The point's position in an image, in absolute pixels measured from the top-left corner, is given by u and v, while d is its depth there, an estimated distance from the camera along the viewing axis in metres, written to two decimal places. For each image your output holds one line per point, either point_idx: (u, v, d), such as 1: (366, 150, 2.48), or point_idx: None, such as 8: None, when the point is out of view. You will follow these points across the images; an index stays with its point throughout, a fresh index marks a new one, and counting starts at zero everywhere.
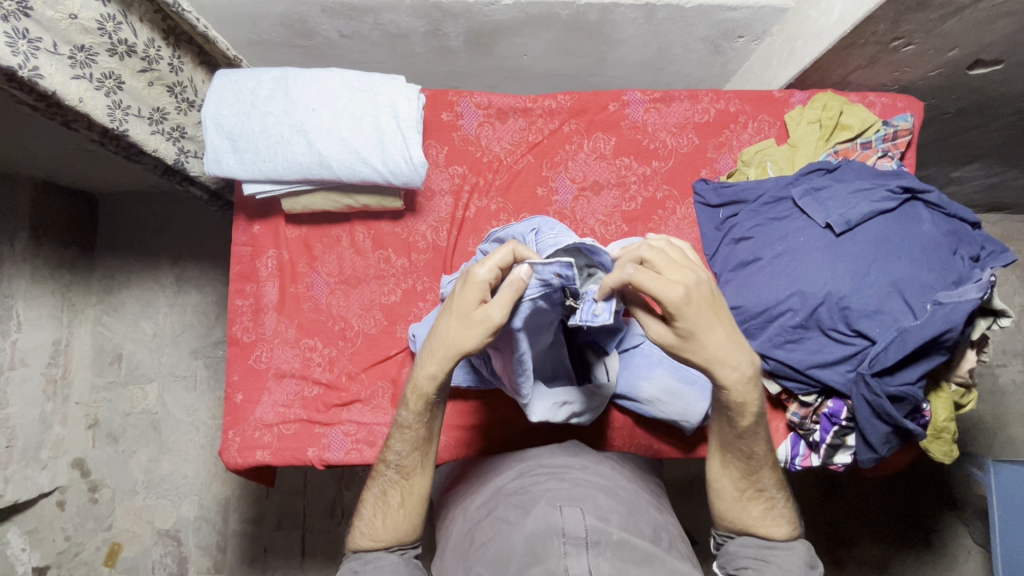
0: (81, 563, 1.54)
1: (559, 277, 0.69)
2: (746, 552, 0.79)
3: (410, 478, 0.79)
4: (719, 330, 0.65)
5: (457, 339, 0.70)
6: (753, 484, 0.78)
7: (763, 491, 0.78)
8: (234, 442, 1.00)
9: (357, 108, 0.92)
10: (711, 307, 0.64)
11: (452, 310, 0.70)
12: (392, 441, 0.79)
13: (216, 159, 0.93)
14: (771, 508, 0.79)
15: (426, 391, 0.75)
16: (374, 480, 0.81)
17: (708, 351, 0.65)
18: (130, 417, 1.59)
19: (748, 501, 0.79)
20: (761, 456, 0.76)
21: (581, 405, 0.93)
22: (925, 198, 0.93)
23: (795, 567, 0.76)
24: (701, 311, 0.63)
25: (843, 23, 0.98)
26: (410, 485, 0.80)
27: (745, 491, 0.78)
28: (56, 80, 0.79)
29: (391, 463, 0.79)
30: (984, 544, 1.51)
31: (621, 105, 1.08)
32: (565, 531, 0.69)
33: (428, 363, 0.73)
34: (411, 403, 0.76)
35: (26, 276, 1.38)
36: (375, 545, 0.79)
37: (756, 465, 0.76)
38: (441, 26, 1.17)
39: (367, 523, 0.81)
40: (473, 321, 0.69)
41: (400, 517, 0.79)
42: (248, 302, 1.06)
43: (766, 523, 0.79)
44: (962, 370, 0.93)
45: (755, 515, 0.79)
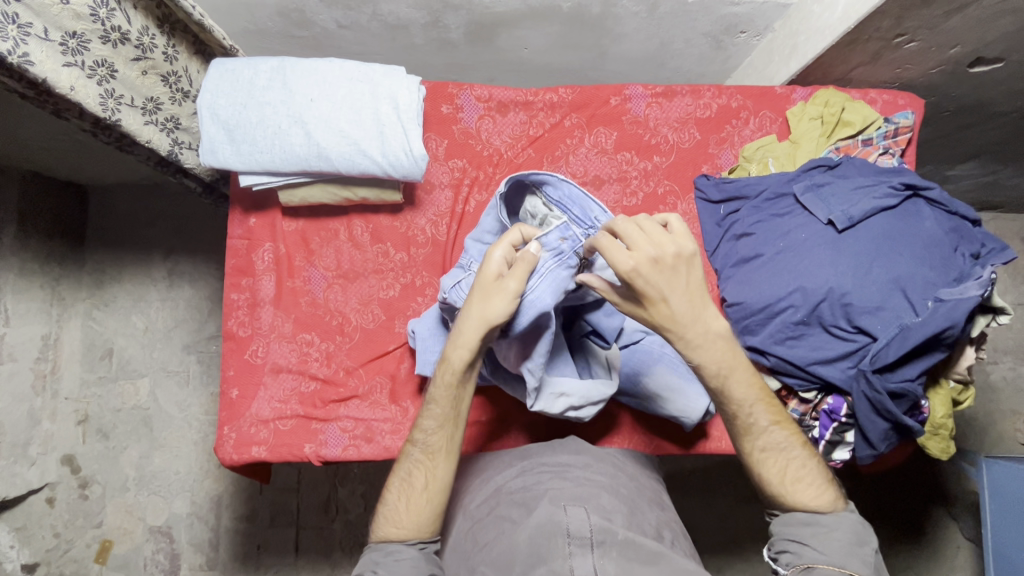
0: (71, 561, 1.52)
1: (564, 241, 0.81)
2: (788, 535, 0.76)
3: (433, 459, 0.78)
4: (672, 298, 0.70)
5: (482, 311, 0.74)
6: (750, 447, 0.78)
7: (770, 453, 0.77)
8: (230, 438, 0.99)
9: (356, 99, 0.91)
10: (662, 278, 0.69)
11: (476, 285, 0.75)
12: (420, 418, 0.79)
13: (212, 150, 0.91)
14: (792, 472, 0.77)
15: (455, 363, 0.77)
16: (401, 461, 0.79)
17: (656, 314, 0.71)
18: (121, 413, 1.57)
19: (762, 468, 0.78)
20: (746, 414, 0.77)
21: (581, 399, 0.89)
22: (926, 195, 0.93)
23: (839, 549, 0.72)
24: (650, 282, 0.69)
25: (847, 19, 0.98)
26: (434, 467, 0.78)
27: (755, 457, 0.78)
28: (47, 67, 0.77)
29: (418, 442, 0.79)
30: (974, 539, 1.53)
31: (623, 100, 1.08)
32: (569, 531, 0.68)
33: (459, 337, 0.76)
34: (441, 376, 0.78)
35: (14, 269, 1.35)
36: (401, 535, 0.75)
37: (754, 424, 0.77)
38: (441, 18, 1.15)
39: (391, 509, 0.77)
40: (495, 293, 0.74)
41: (424, 502, 0.76)
42: (244, 296, 1.04)
43: (795, 490, 0.77)
44: (960, 367, 0.93)
45: (778, 483, 0.77)
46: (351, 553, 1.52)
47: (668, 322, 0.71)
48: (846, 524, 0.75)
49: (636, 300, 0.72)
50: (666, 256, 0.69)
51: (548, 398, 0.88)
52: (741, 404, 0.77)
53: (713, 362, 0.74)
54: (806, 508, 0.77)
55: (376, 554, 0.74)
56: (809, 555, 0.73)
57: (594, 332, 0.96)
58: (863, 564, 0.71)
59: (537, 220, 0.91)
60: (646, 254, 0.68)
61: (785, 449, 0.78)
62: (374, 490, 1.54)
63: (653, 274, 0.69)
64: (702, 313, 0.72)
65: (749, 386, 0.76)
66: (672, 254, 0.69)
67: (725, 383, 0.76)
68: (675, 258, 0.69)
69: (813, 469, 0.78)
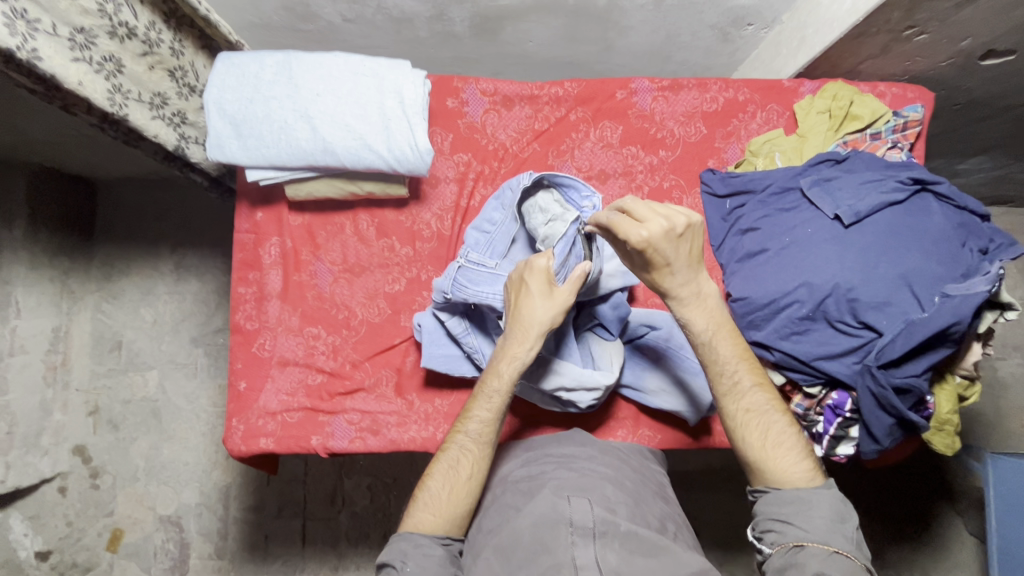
0: (83, 548, 1.54)
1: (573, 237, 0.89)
2: (771, 513, 0.76)
3: (481, 447, 0.79)
4: (683, 266, 0.77)
5: (543, 316, 0.81)
6: (733, 408, 0.80)
7: (756, 415, 0.80)
8: (238, 429, 1.00)
9: (362, 93, 0.91)
10: (672, 248, 0.75)
11: (538, 296, 0.81)
12: (474, 406, 0.81)
13: (219, 144, 0.92)
14: (773, 437, 0.79)
15: (522, 361, 0.81)
16: (448, 446, 0.80)
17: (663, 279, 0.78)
18: (130, 405, 1.59)
19: (744, 428, 0.79)
20: (728, 372, 0.81)
21: (573, 382, 0.90)
22: (935, 189, 0.92)
23: (821, 526, 0.72)
24: (659, 252, 0.74)
25: (856, 12, 0.97)
26: (480, 457, 0.79)
27: (739, 418, 0.80)
28: (55, 62, 0.77)
29: (470, 431, 0.80)
30: (979, 535, 1.52)
31: (629, 93, 1.07)
32: (572, 521, 0.69)
33: (520, 341, 0.81)
34: (504, 372, 0.81)
35: (25, 262, 1.37)
36: (435, 526, 0.75)
37: (734, 378, 0.81)
38: (446, 11, 1.15)
39: (431, 496, 0.77)
40: (556, 299, 0.81)
41: (465, 492, 0.77)
42: (251, 289, 1.05)
43: (776, 455, 0.78)
44: (966, 363, 0.93)
45: (760, 446, 0.79)
46: (356, 544, 1.54)
47: (666, 283, 0.78)
48: (826, 501, 0.74)
49: (641, 266, 0.77)
50: (677, 227, 0.74)
51: (541, 369, 0.90)
52: (724, 362, 0.81)
53: (699, 319, 0.80)
54: (790, 477, 0.77)
55: (405, 544, 0.73)
56: (793, 534, 0.73)
57: (599, 324, 0.96)
58: (846, 541, 0.71)
59: (547, 215, 0.93)
60: (659, 224, 0.73)
61: (767, 412, 0.80)
62: (380, 482, 1.56)
63: (661, 245, 0.74)
64: (694, 276, 0.78)
65: (732, 345, 0.81)
66: (682, 224, 0.74)
67: (712, 341, 0.81)
68: (684, 227, 0.75)
69: (796, 439, 0.79)
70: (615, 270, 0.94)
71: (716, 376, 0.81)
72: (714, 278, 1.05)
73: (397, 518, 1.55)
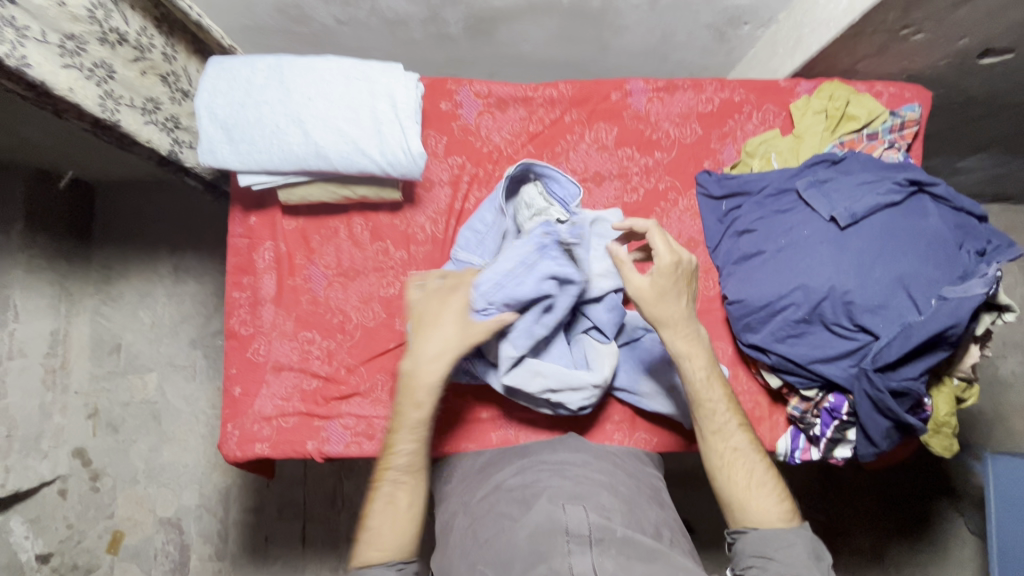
0: (84, 551, 1.55)
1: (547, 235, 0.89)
2: (753, 550, 0.79)
3: (411, 476, 0.82)
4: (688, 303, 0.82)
5: (455, 345, 0.82)
6: (722, 447, 0.83)
7: (739, 455, 0.82)
8: (233, 435, 1.00)
9: (354, 97, 0.90)
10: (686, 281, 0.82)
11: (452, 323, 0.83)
12: (396, 438, 0.82)
13: (211, 150, 0.91)
14: (755, 478, 0.81)
15: (434, 388, 0.82)
16: (380, 484, 0.82)
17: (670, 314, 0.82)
18: (130, 407, 1.59)
19: (729, 468, 0.82)
20: (719, 413, 0.83)
21: (560, 383, 0.89)
22: (932, 190, 0.92)
23: (799, 562, 0.77)
24: (678, 281, 0.82)
25: (853, 12, 0.96)
26: (413, 484, 0.82)
27: (726, 457, 0.82)
28: (45, 69, 0.77)
29: (398, 465, 0.82)
30: (980, 533, 1.52)
31: (624, 95, 1.06)
32: (568, 529, 0.69)
33: (432, 368, 0.82)
34: (420, 401, 0.82)
35: (23, 266, 1.37)
36: (382, 558, 0.79)
37: (723, 418, 0.83)
38: (439, 12, 1.14)
39: (373, 532, 0.80)
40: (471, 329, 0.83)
41: (404, 522, 0.81)
42: (245, 294, 1.05)
43: (756, 495, 0.81)
44: (964, 365, 0.92)
45: (744, 486, 0.81)
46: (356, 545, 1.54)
47: (671, 318, 0.81)
48: (804, 539, 0.78)
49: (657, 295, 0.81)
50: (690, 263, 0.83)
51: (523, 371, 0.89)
52: (715, 403, 0.83)
53: (696, 360, 0.83)
54: (768, 516, 0.80)
55: None
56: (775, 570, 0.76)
57: (595, 328, 0.95)
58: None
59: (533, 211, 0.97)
60: (682, 256, 0.82)
61: (750, 453, 0.83)
62: None
63: (680, 274, 0.82)
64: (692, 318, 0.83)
65: (722, 388, 0.83)
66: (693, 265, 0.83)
67: (703, 382, 0.83)
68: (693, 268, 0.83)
69: (772, 480, 0.82)
70: (605, 271, 0.93)
71: (710, 416, 0.83)
72: (710, 280, 1.04)
73: None
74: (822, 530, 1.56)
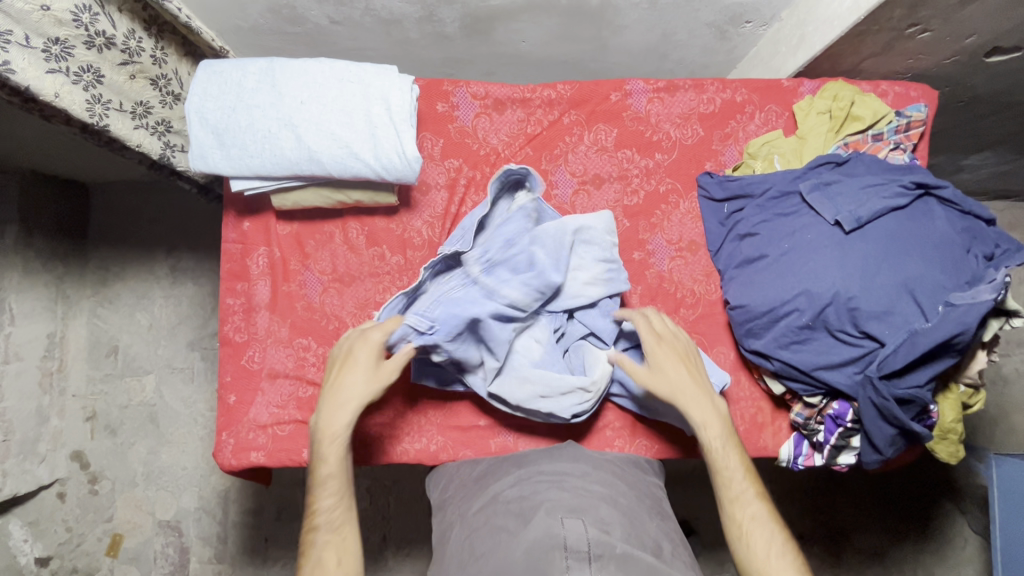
0: (83, 554, 1.54)
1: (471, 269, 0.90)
2: None
3: (340, 531, 0.79)
4: (690, 375, 0.87)
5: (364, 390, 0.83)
6: (739, 514, 0.81)
7: (755, 524, 0.80)
8: (228, 443, 0.98)
9: (347, 101, 0.88)
10: (679, 356, 0.88)
11: (357, 369, 0.84)
12: (318, 494, 0.80)
13: (202, 155, 0.89)
14: (774, 547, 0.78)
15: (343, 438, 0.82)
16: (308, 546, 0.78)
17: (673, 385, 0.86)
18: (128, 409, 1.58)
19: (747, 537, 0.79)
20: (736, 480, 0.83)
21: (550, 390, 0.89)
22: (938, 193, 0.90)
23: None
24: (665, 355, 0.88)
25: (858, 10, 0.93)
26: (344, 539, 0.78)
27: (744, 525, 0.80)
28: (30, 75, 0.75)
29: (321, 522, 0.79)
30: (982, 533, 1.50)
31: (624, 95, 1.04)
32: (567, 544, 0.67)
33: (340, 415, 0.82)
34: (328, 453, 0.81)
35: (19, 269, 1.35)
36: None
37: (741, 485, 0.83)
38: (435, 12, 1.12)
39: None
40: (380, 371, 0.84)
41: None
42: (239, 301, 1.03)
43: (774, 565, 0.77)
44: (971, 371, 0.91)
45: (763, 555, 0.78)
46: None
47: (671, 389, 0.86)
48: None
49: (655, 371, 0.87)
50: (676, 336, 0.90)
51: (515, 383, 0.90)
52: (730, 469, 0.83)
53: (710, 429, 0.85)
54: None
55: None
56: None
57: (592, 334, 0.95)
58: None
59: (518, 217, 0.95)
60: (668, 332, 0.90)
61: (768, 523, 0.80)
62: (379, 484, 1.55)
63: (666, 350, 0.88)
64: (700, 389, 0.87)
65: (738, 457, 0.84)
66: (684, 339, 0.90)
67: (717, 448, 0.84)
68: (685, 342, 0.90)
69: (791, 550, 0.78)
70: (595, 278, 0.93)
71: (728, 483, 0.83)
72: (711, 283, 1.03)
73: (396, 520, 1.54)
74: (824, 531, 1.55)
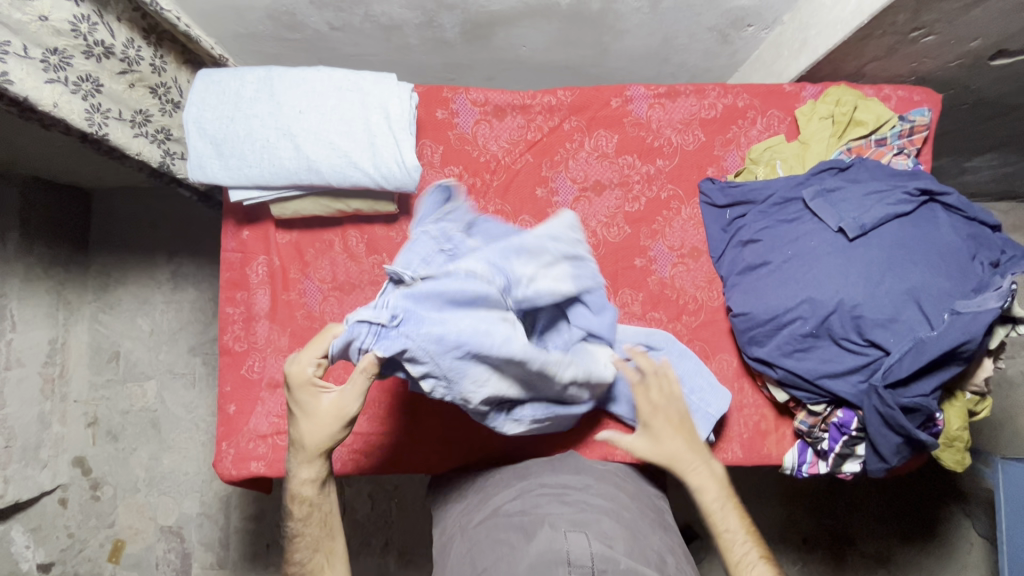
0: (86, 559, 1.54)
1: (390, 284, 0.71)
2: None
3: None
4: (682, 441, 0.86)
5: (312, 436, 0.76)
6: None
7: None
8: (228, 453, 0.98)
9: (346, 110, 0.88)
10: (674, 423, 0.87)
11: (298, 412, 0.76)
12: (295, 549, 0.79)
13: (200, 165, 0.89)
14: None
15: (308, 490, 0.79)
16: None
17: (668, 453, 0.86)
18: (130, 415, 1.57)
19: None
20: (738, 543, 0.81)
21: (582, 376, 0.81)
22: (943, 200, 0.89)
23: None
24: (655, 423, 0.87)
25: (861, 14, 0.93)
26: None
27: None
28: (29, 85, 0.75)
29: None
30: (988, 537, 1.49)
31: (624, 101, 1.04)
32: (570, 559, 0.66)
33: (299, 471, 0.79)
34: (298, 511, 0.79)
35: (20, 275, 1.35)
36: None
37: (744, 547, 0.81)
38: (435, 17, 1.12)
39: None
40: (324, 413, 0.75)
41: None
42: (239, 309, 1.02)
43: None
44: (978, 379, 0.90)
45: None
46: (358, 553, 1.53)
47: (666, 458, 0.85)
48: None
49: (647, 438, 0.86)
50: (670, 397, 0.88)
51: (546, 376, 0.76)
52: (732, 532, 0.82)
53: (710, 494, 0.84)
54: None
55: None
56: None
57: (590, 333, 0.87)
58: None
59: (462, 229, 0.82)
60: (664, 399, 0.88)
61: None
62: (381, 490, 1.55)
63: (655, 419, 0.87)
64: (694, 454, 0.86)
65: (738, 517, 0.83)
66: (676, 406, 0.88)
67: (715, 512, 0.83)
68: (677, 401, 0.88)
69: None
70: (562, 275, 0.80)
71: (731, 547, 0.81)
72: (714, 290, 1.02)
73: (397, 526, 1.54)
74: (829, 535, 1.54)
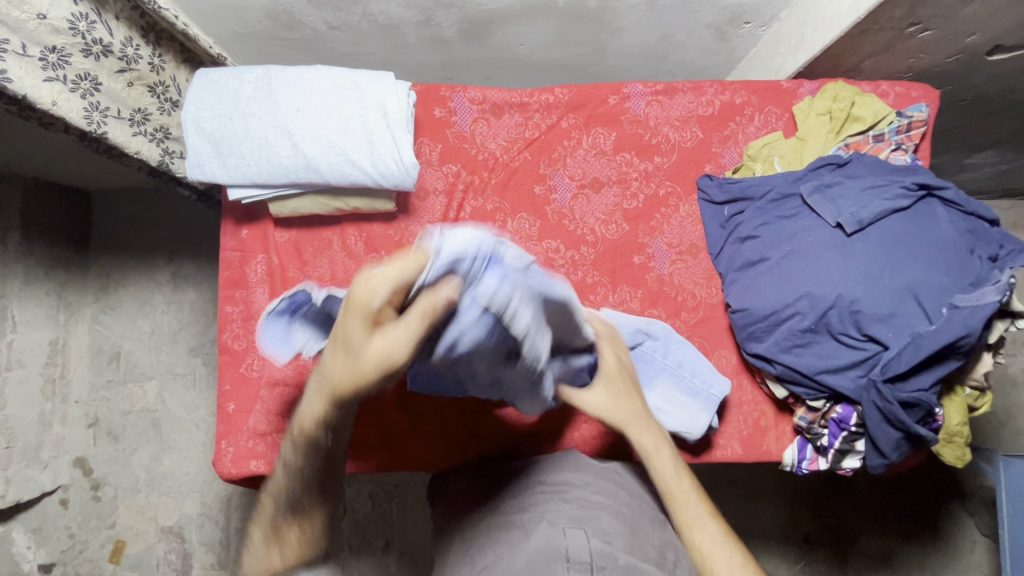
0: (86, 560, 1.53)
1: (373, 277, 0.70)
2: None
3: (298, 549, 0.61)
4: (634, 398, 0.85)
5: (343, 379, 0.49)
6: (697, 538, 0.77)
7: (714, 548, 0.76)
8: (227, 451, 0.98)
9: (344, 108, 0.88)
10: (629, 382, 0.86)
11: (336, 341, 0.48)
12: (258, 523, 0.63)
13: (198, 163, 0.89)
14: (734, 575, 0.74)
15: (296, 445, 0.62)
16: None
17: (625, 411, 0.83)
18: (130, 415, 1.57)
19: (710, 562, 0.75)
20: (690, 503, 0.79)
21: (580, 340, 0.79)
22: (941, 194, 0.89)
23: None
24: (614, 378, 0.85)
25: (857, 10, 0.93)
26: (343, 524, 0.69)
27: (704, 548, 0.77)
28: (27, 83, 0.75)
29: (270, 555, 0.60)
30: (991, 535, 1.50)
31: (622, 99, 1.04)
32: (569, 556, 0.67)
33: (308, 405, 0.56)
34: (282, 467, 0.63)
35: (20, 276, 1.35)
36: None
37: (697, 508, 0.79)
38: (433, 16, 1.12)
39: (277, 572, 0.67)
40: (367, 355, 0.46)
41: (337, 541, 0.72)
42: (238, 308, 1.02)
43: None
44: (977, 373, 0.89)
45: None
46: (359, 553, 1.52)
47: (623, 415, 0.83)
48: None
49: (605, 395, 0.83)
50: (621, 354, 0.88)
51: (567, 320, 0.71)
52: (684, 492, 0.79)
53: (662, 457, 0.81)
54: None
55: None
56: None
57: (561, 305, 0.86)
58: None
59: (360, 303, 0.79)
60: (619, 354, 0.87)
61: (725, 546, 0.76)
62: (382, 490, 1.55)
63: (615, 375, 0.85)
64: (645, 411, 0.84)
65: (689, 479, 0.81)
66: (628, 364, 0.88)
67: (666, 474, 0.81)
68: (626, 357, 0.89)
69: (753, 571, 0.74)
70: None
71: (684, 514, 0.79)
72: (713, 287, 1.02)
73: (398, 526, 1.53)
74: (830, 534, 1.53)
